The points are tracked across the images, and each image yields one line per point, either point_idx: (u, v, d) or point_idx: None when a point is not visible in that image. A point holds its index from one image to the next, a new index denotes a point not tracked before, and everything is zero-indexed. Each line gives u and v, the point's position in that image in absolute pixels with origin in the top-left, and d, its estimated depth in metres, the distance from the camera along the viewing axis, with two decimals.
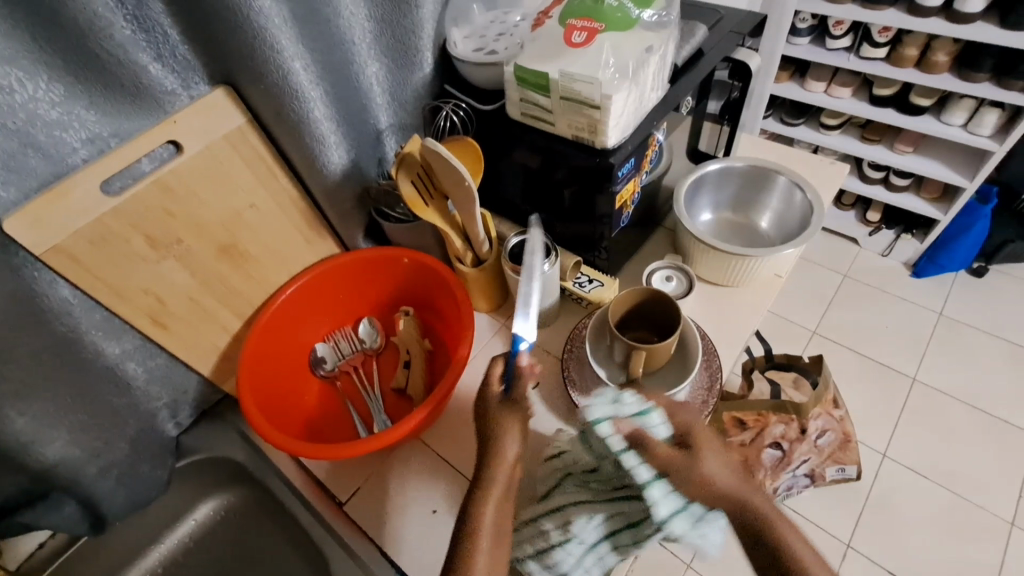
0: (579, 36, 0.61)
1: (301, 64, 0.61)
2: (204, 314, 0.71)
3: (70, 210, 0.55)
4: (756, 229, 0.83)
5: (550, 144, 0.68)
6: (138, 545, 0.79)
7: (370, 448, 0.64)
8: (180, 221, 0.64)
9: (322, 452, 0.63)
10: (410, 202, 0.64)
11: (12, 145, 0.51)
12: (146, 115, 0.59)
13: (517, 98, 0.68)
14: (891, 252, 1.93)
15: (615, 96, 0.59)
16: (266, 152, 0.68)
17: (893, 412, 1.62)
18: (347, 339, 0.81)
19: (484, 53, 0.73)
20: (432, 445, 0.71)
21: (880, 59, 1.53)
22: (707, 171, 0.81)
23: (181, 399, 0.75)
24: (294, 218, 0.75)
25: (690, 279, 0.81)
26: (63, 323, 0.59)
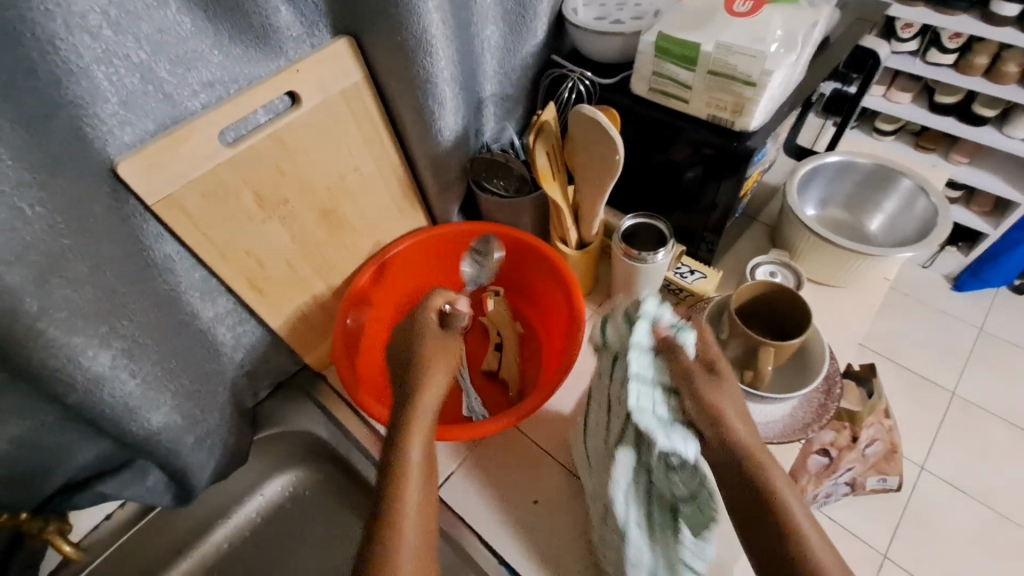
0: (741, 5, 0.58)
1: (437, 17, 0.56)
2: (298, 281, 0.67)
3: (187, 158, 0.51)
4: (863, 230, 0.79)
5: (679, 124, 0.64)
6: (203, 521, 0.75)
7: (477, 432, 0.61)
8: (289, 179, 0.60)
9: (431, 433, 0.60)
10: (541, 176, 0.60)
11: (134, 81, 0.46)
12: (267, 62, 0.54)
13: (648, 72, 0.63)
14: (932, 264, 1.91)
15: (775, 73, 0.55)
16: (377, 112, 0.64)
17: (932, 424, 1.61)
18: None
19: (608, 23, 0.68)
20: (529, 434, 0.69)
21: (946, 66, 1.49)
22: (825, 162, 0.77)
23: (261, 369, 0.71)
24: (391, 186, 0.71)
25: (798, 277, 0.76)
26: (165, 281, 0.55)
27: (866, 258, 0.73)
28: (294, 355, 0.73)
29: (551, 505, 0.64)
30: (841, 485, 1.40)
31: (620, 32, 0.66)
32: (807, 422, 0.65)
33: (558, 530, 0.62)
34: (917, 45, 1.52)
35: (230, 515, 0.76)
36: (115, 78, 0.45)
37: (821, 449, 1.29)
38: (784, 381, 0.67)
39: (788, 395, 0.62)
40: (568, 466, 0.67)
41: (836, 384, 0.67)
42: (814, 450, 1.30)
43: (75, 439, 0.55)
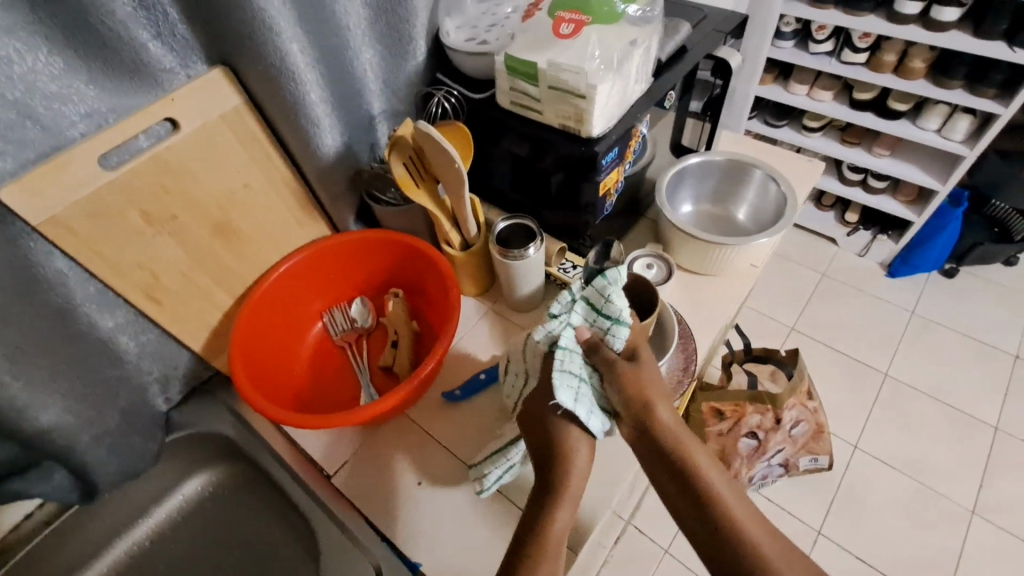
0: (566, 27, 0.64)
1: (298, 46, 0.62)
2: (198, 290, 0.73)
3: (68, 182, 0.57)
4: (732, 220, 0.86)
5: (538, 132, 0.71)
6: (124, 521, 0.80)
7: (358, 419, 0.67)
8: (175, 197, 0.66)
9: (311, 423, 0.66)
10: (401, 183, 0.67)
11: (11, 116, 0.52)
12: (145, 91, 0.60)
13: (506, 87, 0.70)
14: (868, 252, 1.96)
15: (600, 86, 0.62)
16: (261, 133, 0.70)
17: (865, 405, 1.65)
18: (341, 316, 0.84)
19: (476, 43, 0.75)
20: (418, 422, 0.74)
21: (860, 65, 1.57)
22: (689, 164, 0.84)
23: (172, 374, 0.76)
24: (287, 199, 0.77)
25: (669, 267, 0.83)
26: (58, 294, 0.61)
27: (727, 248, 0.80)
28: (203, 359, 0.79)
29: (432, 488, 0.69)
30: (776, 467, 1.48)
31: (483, 52, 0.73)
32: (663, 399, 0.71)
33: (437, 510, 0.67)
34: (832, 46, 1.60)
35: (150, 513, 0.81)
36: None
37: (747, 431, 1.36)
38: None
39: None
40: (450, 449, 0.72)
41: (693, 362, 0.74)
42: (742, 434, 1.37)
43: None
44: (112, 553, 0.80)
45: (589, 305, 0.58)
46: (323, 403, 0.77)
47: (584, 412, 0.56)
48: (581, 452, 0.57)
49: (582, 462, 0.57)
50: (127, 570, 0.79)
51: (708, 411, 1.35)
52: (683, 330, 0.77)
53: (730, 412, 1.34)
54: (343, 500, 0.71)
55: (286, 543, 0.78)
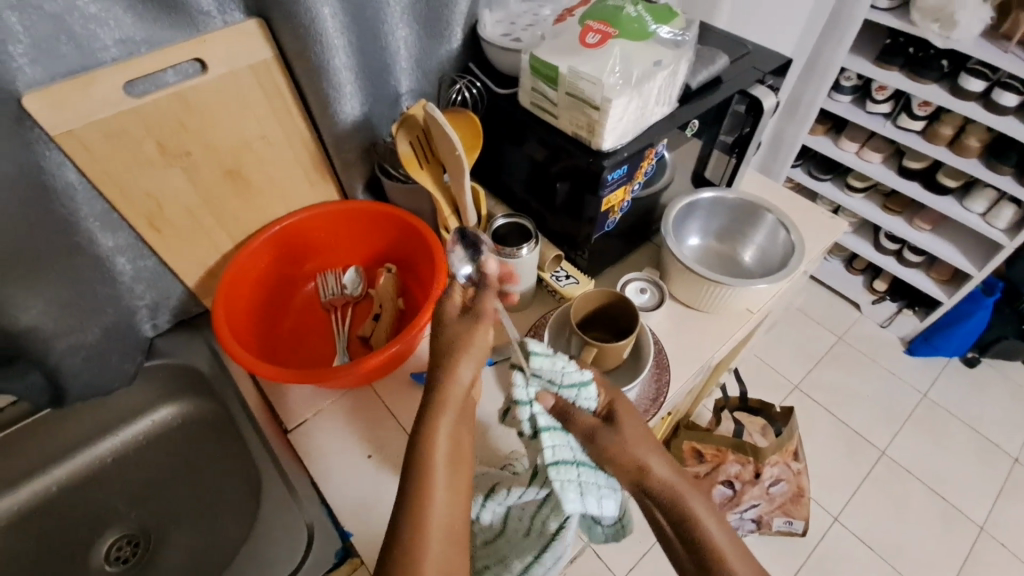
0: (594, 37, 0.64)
1: (331, 11, 0.64)
2: (198, 228, 0.75)
3: (91, 101, 0.60)
4: (738, 261, 0.85)
5: (551, 136, 0.71)
6: (93, 432, 0.82)
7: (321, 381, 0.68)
8: (192, 135, 0.68)
9: (275, 374, 0.67)
10: (405, 161, 0.67)
11: (45, 29, 0.55)
12: (180, 29, 0.63)
13: (528, 87, 0.71)
14: (890, 324, 1.90)
15: (616, 100, 0.61)
16: (286, 89, 0.72)
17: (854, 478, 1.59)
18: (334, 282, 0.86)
19: (509, 40, 0.76)
20: (382, 398, 0.75)
21: (915, 132, 1.52)
22: (701, 198, 0.83)
23: (162, 303, 0.79)
24: (301, 157, 0.79)
25: (662, 295, 0.82)
26: (64, 205, 0.63)
27: (723, 288, 0.79)
28: (195, 296, 0.82)
29: (380, 463, 0.70)
30: (747, 521, 1.44)
31: (513, 49, 0.74)
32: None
33: (380, 486, 0.68)
34: (890, 108, 1.56)
35: (115, 433, 0.83)
36: (28, 23, 0.54)
37: (724, 479, 1.32)
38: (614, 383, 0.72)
39: None
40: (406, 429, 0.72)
41: (665, 394, 0.73)
42: (718, 480, 1.33)
43: None
44: (71, 463, 0.82)
45: (544, 380, 0.56)
46: (296, 360, 0.79)
47: (595, 498, 0.55)
48: (464, 373, 0.49)
49: (464, 385, 0.49)
50: (87, 480, 0.82)
51: (688, 451, 1.32)
52: (660, 360, 0.76)
53: (711, 456, 1.32)
54: (294, 457, 0.72)
55: (236, 489, 0.80)
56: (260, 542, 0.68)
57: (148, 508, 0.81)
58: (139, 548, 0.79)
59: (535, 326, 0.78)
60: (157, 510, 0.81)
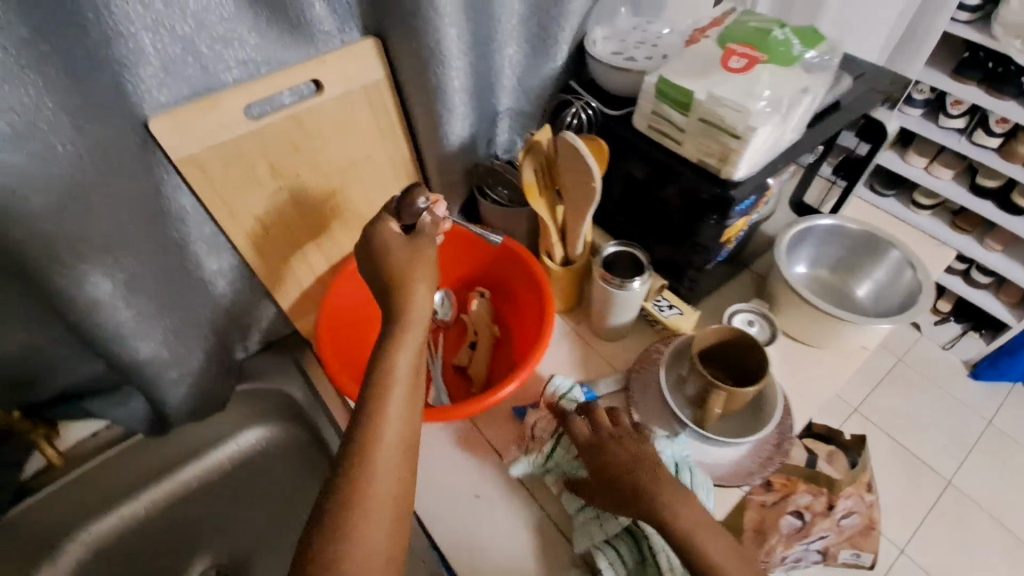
0: (736, 61, 0.61)
1: (454, 31, 0.61)
2: (298, 251, 0.73)
3: (213, 124, 0.57)
4: (849, 296, 0.80)
5: (671, 162, 0.67)
6: (180, 457, 0.80)
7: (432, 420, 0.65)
8: (303, 158, 0.66)
9: None
10: (525, 188, 0.65)
11: (176, 51, 0.52)
12: (299, 49, 0.60)
13: (648, 110, 0.67)
14: (953, 346, 1.81)
15: (760, 129, 0.58)
16: (393, 109, 0.70)
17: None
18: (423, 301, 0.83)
19: (623, 59, 0.72)
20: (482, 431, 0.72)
21: (990, 149, 1.44)
22: (814, 225, 0.79)
23: (255, 325, 0.77)
24: (400, 178, 0.76)
25: (774, 329, 0.78)
26: (177, 230, 0.61)
27: (843, 324, 0.75)
28: (286, 319, 0.79)
29: (489, 502, 0.67)
30: None
31: (630, 69, 0.70)
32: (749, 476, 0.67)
33: (496, 525, 0.65)
34: (964, 122, 1.47)
35: (199, 458, 0.80)
36: (159, 44, 0.51)
37: None
38: (733, 425, 0.69)
39: (736, 440, 0.65)
40: (504, 457, 0.70)
41: (789, 439, 0.70)
42: None
43: (69, 354, 0.61)
44: (153, 491, 0.78)
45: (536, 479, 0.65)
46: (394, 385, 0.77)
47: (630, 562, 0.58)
48: (418, 299, 0.53)
49: (418, 309, 0.53)
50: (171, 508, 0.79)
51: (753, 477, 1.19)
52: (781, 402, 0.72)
53: None
54: None
55: None
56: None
57: (238, 535, 0.79)
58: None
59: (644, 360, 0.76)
60: (245, 538, 0.79)
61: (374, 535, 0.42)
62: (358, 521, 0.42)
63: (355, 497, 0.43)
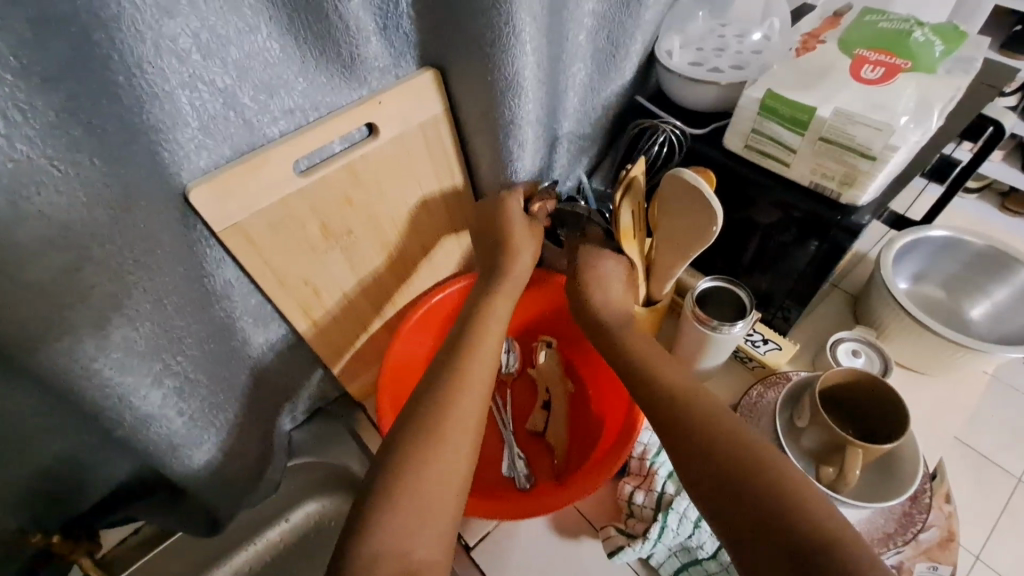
0: (870, 71, 0.52)
1: (529, 55, 0.53)
2: (352, 310, 0.64)
3: (260, 185, 0.49)
4: (962, 315, 0.72)
5: (774, 186, 0.59)
6: (221, 551, 0.70)
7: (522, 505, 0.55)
8: (357, 211, 0.57)
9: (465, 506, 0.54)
10: (621, 235, 0.58)
11: (216, 107, 0.44)
12: (350, 89, 0.52)
13: (746, 128, 0.58)
14: None
15: (900, 149, 0.49)
16: (451, 146, 0.61)
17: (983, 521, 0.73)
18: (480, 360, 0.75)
19: (705, 70, 0.64)
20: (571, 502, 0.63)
21: None
22: (923, 239, 0.71)
23: (305, 394, 0.69)
24: (456, 219, 0.68)
25: (886, 360, 0.69)
26: (222, 309, 0.53)
27: (966, 352, 0.66)
28: (338, 383, 0.71)
29: None
30: None
31: (717, 82, 0.62)
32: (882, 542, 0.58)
33: None
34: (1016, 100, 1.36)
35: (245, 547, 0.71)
36: (198, 102, 0.42)
37: None
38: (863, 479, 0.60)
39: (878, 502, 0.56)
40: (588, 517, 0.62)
41: (924, 493, 0.60)
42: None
43: (109, 460, 0.53)
44: None
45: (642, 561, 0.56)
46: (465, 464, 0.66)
47: None
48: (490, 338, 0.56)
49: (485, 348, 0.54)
50: None
51: None
52: None
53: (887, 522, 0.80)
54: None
55: None
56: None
57: None
58: None
59: (747, 405, 0.67)
60: None
61: (419, 543, 0.42)
62: (410, 521, 0.42)
63: (389, 502, 0.43)
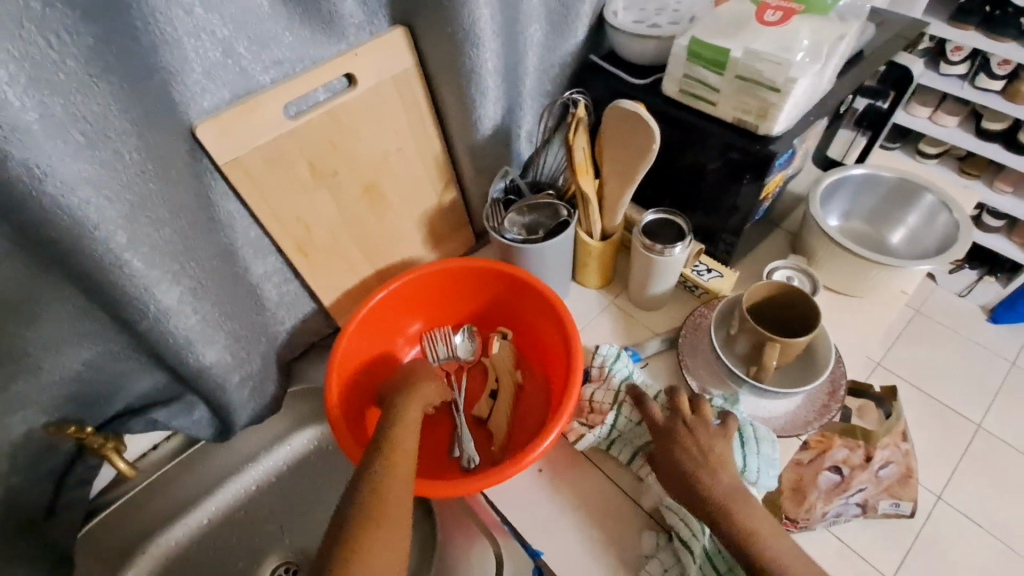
0: (771, 15, 0.61)
1: (486, 12, 0.62)
2: (341, 248, 0.72)
3: (255, 125, 0.57)
4: (885, 241, 0.80)
5: (705, 124, 0.68)
6: (232, 466, 0.80)
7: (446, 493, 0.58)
8: (339, 154, 0.66)
9: None
10: (576, 168, 0.66)
11: (217, 54, 0.52)
12: (331, 44, 0.60)
13: (679, 74, 0.67)
14: (968, 293, 1.74)
15: (800, 80, 0.58)
16: (422, 98, 0.70)
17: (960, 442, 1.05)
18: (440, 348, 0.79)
19: (646, 26, 0.72)
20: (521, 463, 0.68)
21: (995, 93, 1.35)
22: (847, 176, 0.79)
23: (301, 326, 0.77)
24: (429, 167, 0.76)
25: (814, 283, 0.78)
26: (227, 236, 0.61)
27: (883, 270, 0.75)
28: (328, 318, 0.79)
29: (556, 475, 0.67)
30: None
31: (656, 36, 0.70)
32: (812, 457, 0.70)
33: (567, 496, 0.65)
34: (966, 68, 1.38)
35: (255, 464, 0.81)
36: (202, 50, 0.51)
37: None
38: (791, 376, 0.69)
39: (796, 390, 0.65)
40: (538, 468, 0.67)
41: (841, 386, 0.70)
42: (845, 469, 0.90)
43: (134, 365, 0.62)
44: (223, 495, 0.79)
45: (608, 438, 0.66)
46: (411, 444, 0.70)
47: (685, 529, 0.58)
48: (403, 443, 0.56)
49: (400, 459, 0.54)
50: (233, 515, 0.79)
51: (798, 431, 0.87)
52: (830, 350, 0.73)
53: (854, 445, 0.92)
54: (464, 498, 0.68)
55: None
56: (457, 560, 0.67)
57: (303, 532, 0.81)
58: None
59: (691, 324, 0.77)
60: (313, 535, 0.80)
61: None
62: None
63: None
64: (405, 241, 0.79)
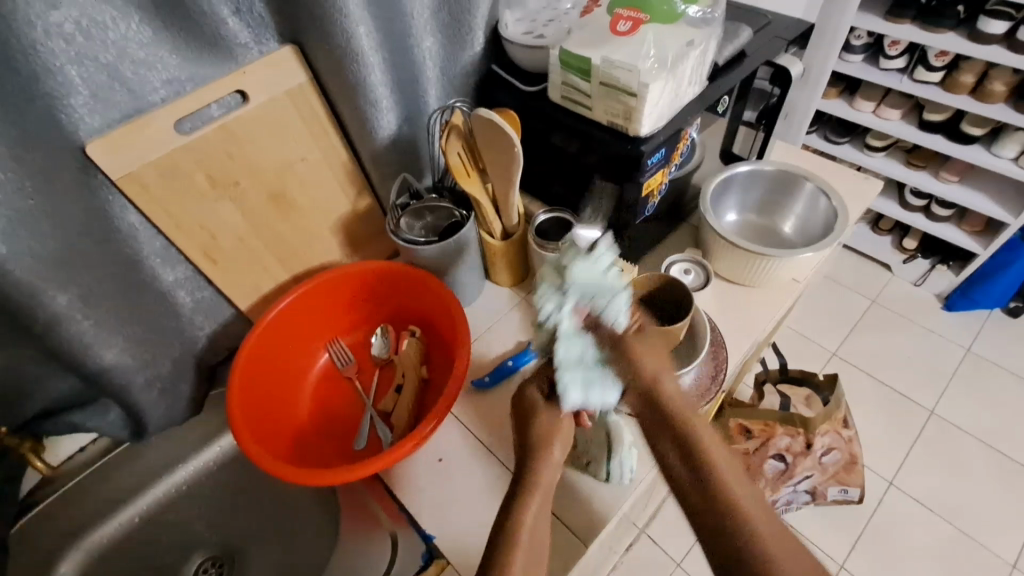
0: (623, 25, 0.67)
1: (364, 30, 0.66)
2: (251, 255, 0.76)
3: (145, 141, 0.61)
4: (778, 231, 0.85)
5: (584, 127, 0.71)
6: (159, 468, 0.85)
7: (333, 480, 0.60)
8: (239, 164, 0.69)
9: (287, 472, 0.61)
10: (455, 171, 0.70)
11: (102, 78, 0.56)
12: (220, 64, 0.64)
13: (559, 82, 0.71)
14: (924, 282, 1.69)
15: (652, 85, 0.62)
16: (321, 110, 0.74)
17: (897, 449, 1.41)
18: (353, 348, 0.84)
19: (533, 37, 0.76)
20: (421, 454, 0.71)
21: (934, 84, 1.34)
22: (736, 172, 0.83)
23: (221, 331, 0.81)
24: (338, 175, 0.80)
25: (707, 274, 0.83)
26: (129, 246, 0.65)
27: (767, 260, 0.78)
28: (248, 323, 0.83)
29: (451, 464, 0.70)
30: (800, 494, 1.26)
31: (539, 45, 0.74)
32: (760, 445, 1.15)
33: (458, 481, 0.68)
34: (905, 62, 1.38)
35: (184, 463, 0.86)
36: (86, 75, 0.55)
37: (775, 453, 1.16)
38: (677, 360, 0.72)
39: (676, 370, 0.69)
40: (437, 455, 0.71)
41: (723, 371, 0.73)
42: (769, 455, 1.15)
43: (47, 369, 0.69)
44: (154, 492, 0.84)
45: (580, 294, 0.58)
46: (322, 441, 0.75)
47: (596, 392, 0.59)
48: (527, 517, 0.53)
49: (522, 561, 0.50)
50: (163, 510, 0.84)
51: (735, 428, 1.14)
52: (715, 338, 0.77)
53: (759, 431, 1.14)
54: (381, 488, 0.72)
55: (310, 499, 0.83)
56: (362, 543, 0.71)
57: (228, 528, 0.85)
58: (223, 567, 0.82)
59: None
60: (237, 528, 0.84)
61: None
62: None
63: None
64: (321, 245, 0.83)
